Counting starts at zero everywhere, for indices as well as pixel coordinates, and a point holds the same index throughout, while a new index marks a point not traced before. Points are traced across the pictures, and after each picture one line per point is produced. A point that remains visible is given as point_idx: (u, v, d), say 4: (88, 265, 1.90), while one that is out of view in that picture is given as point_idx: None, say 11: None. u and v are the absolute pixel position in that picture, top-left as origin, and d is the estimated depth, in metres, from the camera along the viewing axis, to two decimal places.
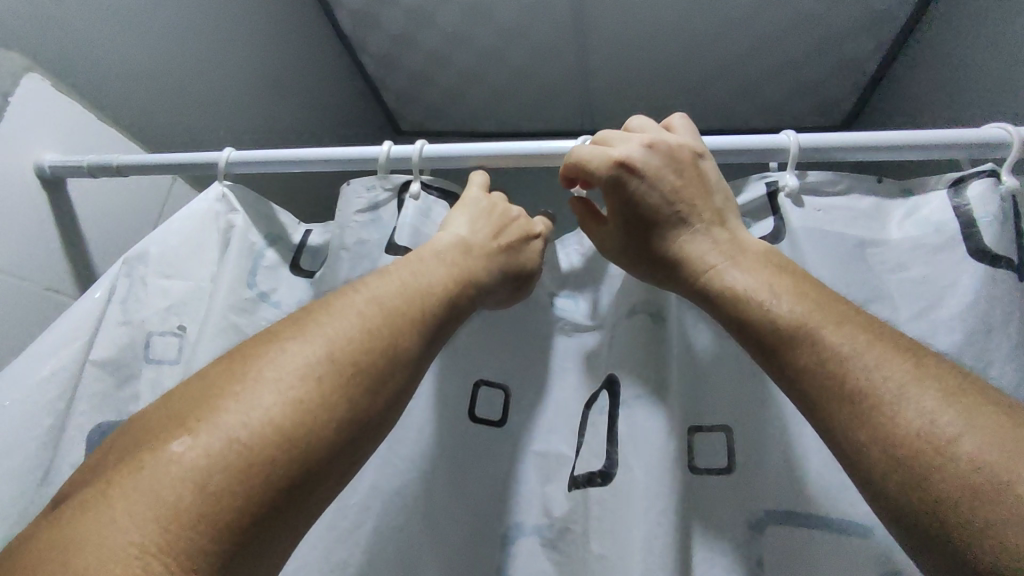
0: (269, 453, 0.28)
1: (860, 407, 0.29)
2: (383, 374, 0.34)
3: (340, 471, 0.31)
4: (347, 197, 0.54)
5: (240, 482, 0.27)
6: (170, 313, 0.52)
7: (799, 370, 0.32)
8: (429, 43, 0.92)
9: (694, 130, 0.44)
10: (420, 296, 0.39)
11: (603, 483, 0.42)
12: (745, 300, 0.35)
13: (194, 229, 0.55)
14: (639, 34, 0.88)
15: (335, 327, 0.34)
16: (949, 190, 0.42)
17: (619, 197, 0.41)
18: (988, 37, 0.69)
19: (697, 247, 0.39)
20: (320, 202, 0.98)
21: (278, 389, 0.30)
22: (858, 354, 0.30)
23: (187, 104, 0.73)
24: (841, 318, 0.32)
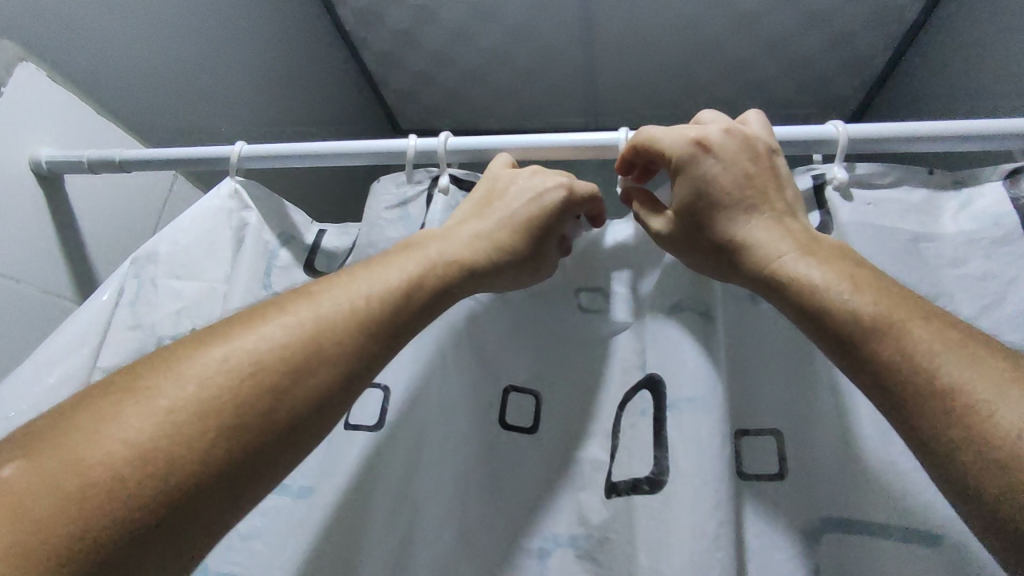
0: (116, 481, 0.26)
1: (954, 407, 0.27)
2: (313, 376, 0.32)
3: (219, 507, 0.28)
4: (378, 194, 0.54)
5: (121, 489, 0.26)
6: (182, 316, 0.50)
7: (881, 362, 0.29)
8: (433, 39, 0.90)
9: (767, 124, 0.43)
10: (375, 291, 0.37)
11: (652, 490, 0.38)
12: (821, 289, 0.33)
13: (205, 227, 0.53)
14: (646, 36, 0.86)
15: (243, 343, 0.32)
16: (1004, 182, 0.40)
17: (686, 179, 0.40)
18: (998, 36, 0.68)
19: (762, 235, 0.37)
20: (328, 201, 0.96)
21: (183, 392, 0.29)
22: (949, 351, 0.28)
23: (189, 98, 0.70)
24: (926, 315, 0.30)
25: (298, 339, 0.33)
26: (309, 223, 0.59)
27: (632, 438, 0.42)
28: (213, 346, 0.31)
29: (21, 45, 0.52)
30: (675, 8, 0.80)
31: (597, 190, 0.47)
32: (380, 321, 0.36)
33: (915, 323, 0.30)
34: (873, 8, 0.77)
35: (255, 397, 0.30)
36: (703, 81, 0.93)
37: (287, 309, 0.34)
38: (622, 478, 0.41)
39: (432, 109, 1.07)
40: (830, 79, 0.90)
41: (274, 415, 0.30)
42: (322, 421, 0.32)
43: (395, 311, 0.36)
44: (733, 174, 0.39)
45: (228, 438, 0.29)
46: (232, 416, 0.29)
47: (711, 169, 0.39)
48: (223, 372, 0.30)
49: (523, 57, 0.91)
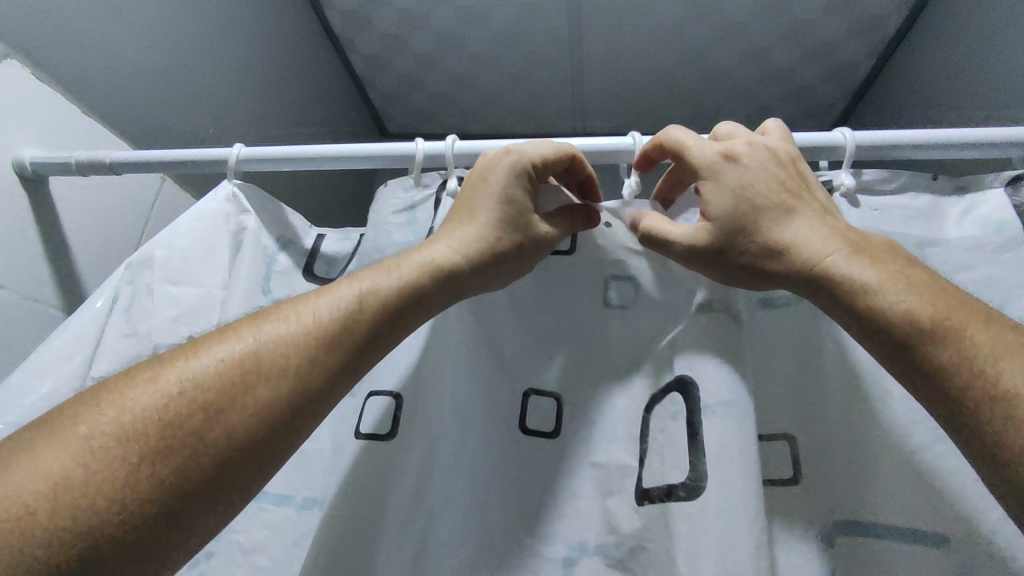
0: (51, 506, 0.27)
1: (1017, 413, 0.29)
2: (247, 398, 0.32)
3: (170, 528, 0.29)
4: (384, 198, 0.54)
5: (34, 516, 0.26)
6: (179, 322, 0.50)
7: (940, 367, 0.31)
8: (422, 44, 0.89)
9: (788, 133, 0.44)
10: (321, 311, 0.37)
11: (687, 497, 0.38)
12: (876, 296, 0.34)
13: (202, 231, 0.52)
14: (635, 43, 0.86)
15: (187, 369, 0.33)
16: (1007, 189, 0.42)
17: (719, 187, 0.40)
18: (976, 50, 0.70)
19: (803, 239, 0.38)
20: (324, 206, 0.94)
21: (109, 419, 0.30)
22: (1007, 357, 0.30)
23: (175, 99, 0.68)
24: (979, 320, 0.32)
25: (232, 363, 0.33)
26: (309, 227, 0.57)
27: (666, 444, 0.41)
28: (150, 374, 0.32)
29: (5, 41, 0.50)
30: (667, 18, 0.81)
31: (575, 152, 0.46)
32: (325, 339, 0.36)
33: (974, 328, 0.32)
34: (860, 20, 0.79)
35: (180, 421, 0.31)
36: (692, 88, 0.94)
37: (229, 335, 0.35)
38: (656, 485, 0.40)
39: (421, 113, 1.06)
40: (816, 87, 0.92)
41: (203, 438, 0.31)
42: (268, 446, 0.33)
43: (342, 328, 0.36)
44: (766, 178, 0.40)
45: (151, 462, 0.29)
46: (155, 442, 0.30)
47: (743, 175, 0.40)
48: (153, 399, 0.31)
49: (514, 63, 0.91)
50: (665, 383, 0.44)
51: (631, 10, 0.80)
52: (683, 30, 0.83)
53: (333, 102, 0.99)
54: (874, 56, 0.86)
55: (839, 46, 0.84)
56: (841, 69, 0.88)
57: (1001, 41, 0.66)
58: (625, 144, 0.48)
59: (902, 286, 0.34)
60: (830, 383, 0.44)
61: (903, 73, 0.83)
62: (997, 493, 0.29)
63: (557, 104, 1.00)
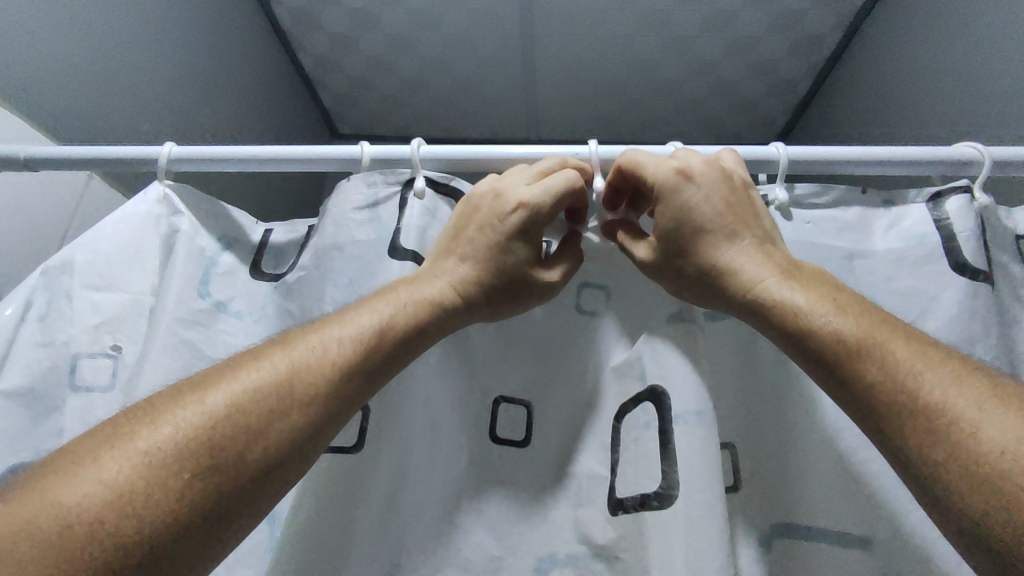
0: (118, 518, 0.28)
1: (936, 427, 0.30)
2: (285, 421, 0.34)
3: (222, 538, 0.31)
4: (344, 193, 0.51)
5: (101, 529, 0.28)
6: (102, 331, 0.47)
7: (865, 384, 0.32)
8: (374, 45, 0.87)
9: (740, 165, 0.45)
10: (345, 338, 0.38)
11: (660, 506, 0.38)
12: (804, 317, 0.35)
13: (129, 234, 0.50)
14: (588, 54, 0.87)
15: (231, 389, 0.34)
16: (928, 205, 0.44)
17: (671, 204, 0.42)
18: (904, 74, 0.74)
19: (745, 262, 0.40)
20: (272, 209, 0.91)
21: (162, 437, 0.31)
22: (927, 373, 0.31)
23: (106, 94, 0.64)
24: (908, 338, 0.33)
25: (271, 385, 0.34)
26: (254, 222, 0.55)
27: (638, 452, 0.41)
28: (193, 395, 0.33)
29: None
30: (618, 30, 0.82)
31: (580, 185, 0.45)
32: (350, 365, 0.37)
33: (895, 344, 0.33)
34: (799, 39, 0.82)
35: (227, 441, 0.32)
36: (643, 99, 0.96)
37: (264, 356, 0.36)
38: (630, 494, 0.40)
39: (372, 115, 1.04)
40: (759, 102, 0.95)
41: (247, 459, 0.32)
42: (300, 462, 0.34)
43: (364, 355, 0.38)
44: (712, 201, 0.41)
45: (200, 481, 0.30)
46: (206, 460, 0.31)
47: (688, 198, 0.42)
48: (199, 419, 0.32)
49: (468, 68, 0.91)
50: (636, 392, 0.43)
51: (583, 20, 0.81)
52: (634, 42, 0.84)
53: (281, 101, 0.96)
54: (812, 74, 0.89)
55: (781, 63, 0.87)
56: (782, 84, 0.92)
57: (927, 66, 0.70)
58: (584, 153, 0.49)
59: (830, 308, 0.35)
60: (770, 391, 0.45)
61: (841, 92, 0.87)
62: (918, 500, 0.30)
63: (511, 110, 1.00)
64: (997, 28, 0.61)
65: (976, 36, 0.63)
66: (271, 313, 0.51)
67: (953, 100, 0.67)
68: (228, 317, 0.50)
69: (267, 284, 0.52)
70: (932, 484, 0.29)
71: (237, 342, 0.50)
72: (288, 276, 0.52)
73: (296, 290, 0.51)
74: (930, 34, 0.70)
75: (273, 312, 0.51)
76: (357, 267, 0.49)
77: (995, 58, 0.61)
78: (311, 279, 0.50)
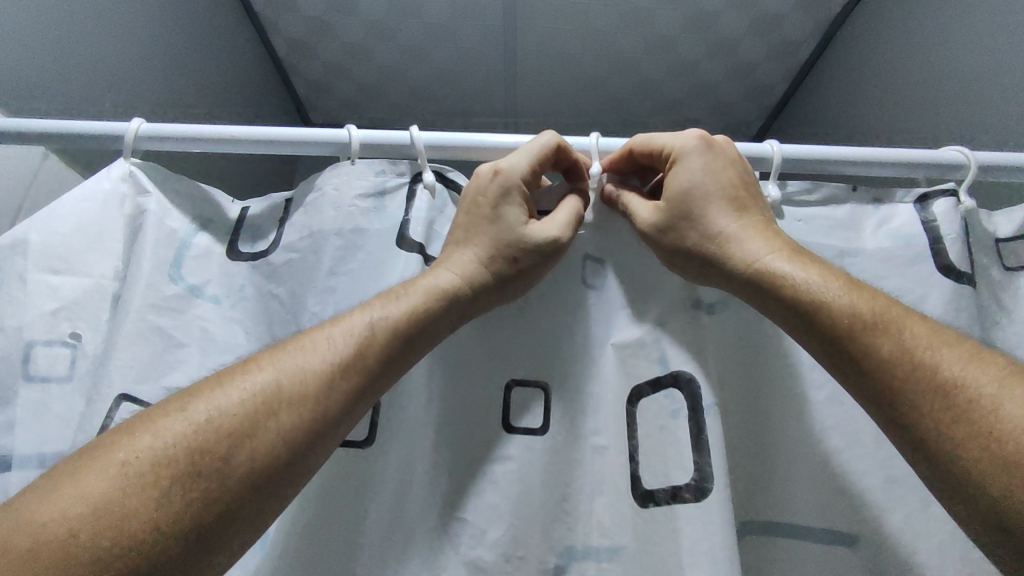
0: (94, 530, 0.29)
1: (958, 403, 0.32)
2: (270, 423, 0.34)
3: (207, 545, 0.31)
4: (348, 177, 0.49)
5: (75, 540, 0.29)
6: (60, 317, 0.44)
7: (881, 359, 0.34)
8: (351, 31, 0.84)
9: (736, 151, 0.45)
10: (336, 340, 0.38)
11: (696, 498, 0.39)
12: (815, 293, 0.37)
13: (91, 214, 0.46)
14: (570, 52, 0.86)
15: (214, 399, 0.35)
16: (915, 206, 0.45)
17: (685, 171, 0.43)
18: (878, 83, 0.76)
19: (749, 240, 0.41)
20: (243, 189, 0.87)
21: (144, 447, 0.32)
22: (944, 354, 0.33)
23: (63, 68, 0.59)
24: (922, 321, 0.35)
25: (256, 392, 0.35)
26: (232, 200, 0.52)
27: (662, 441, 0.41)
28: (180, 406, 0.34)
29: None
30: (602, 28, 0.82)
31: (558, 139, 0.46)
32: (341, 367, 0.37)
33: (912, 323, 0.35)
34: (778, 45, 0.83)
35: (209, 448, 0.33)
36: (623, 99, 0.95)
37: (252, 366, 0.37)
38: (659, 486, 0.40)
39: (347, 104, 1.01)
40: (737, 105, 0.96)
41: (229, 465, 0.33)
42: (294, 463, 0.35)
43: (356, 355, 0.38)
44: (716, 176, 0.43)
45: (180, 489, 0.31)
46: (187, 468, 0.32)
47: (694, 169, 0.43)
48: (179, 428, 0.33)
49: (447, 58, 0.89)
50: (655, 377, 0.43)
51: (565, 16, 0.80)
52: (616, 40, 0.84)
53: (251, 86, 0.91)
54: (789, 80, 0.91)
55: (759, 67, 0.88)
56: (759, 89, 0.93)
57: (902, 76, 0.72)
58: (585, 143, 0.49)
59: (841, 283, 0.37)
60: (760, 391, 0.45)
61: (817, 98, 0.88)
62: (927, 474, 0.33)
63: (491, 104, 0.98)
64: (975, 39, 0.62)
65: (953, 46, 0.64)
66: (251, 295, 0.49)
67: (926, 109, 0.68)
68: (204, 302, 0.48)
69: (246, 264, 0.50)
70: (948, 457, 0.31)
71: (213, 328, 0.48)
72: (273, 257, 0.49)
73: (278, 279, 0.49)
74: (905, 45, 0.71)
75: (252, 294, 0.49)
76: (352, 259, 0.48)
77: (974, 68, 0.62)
78: (306, 263, 0.48)
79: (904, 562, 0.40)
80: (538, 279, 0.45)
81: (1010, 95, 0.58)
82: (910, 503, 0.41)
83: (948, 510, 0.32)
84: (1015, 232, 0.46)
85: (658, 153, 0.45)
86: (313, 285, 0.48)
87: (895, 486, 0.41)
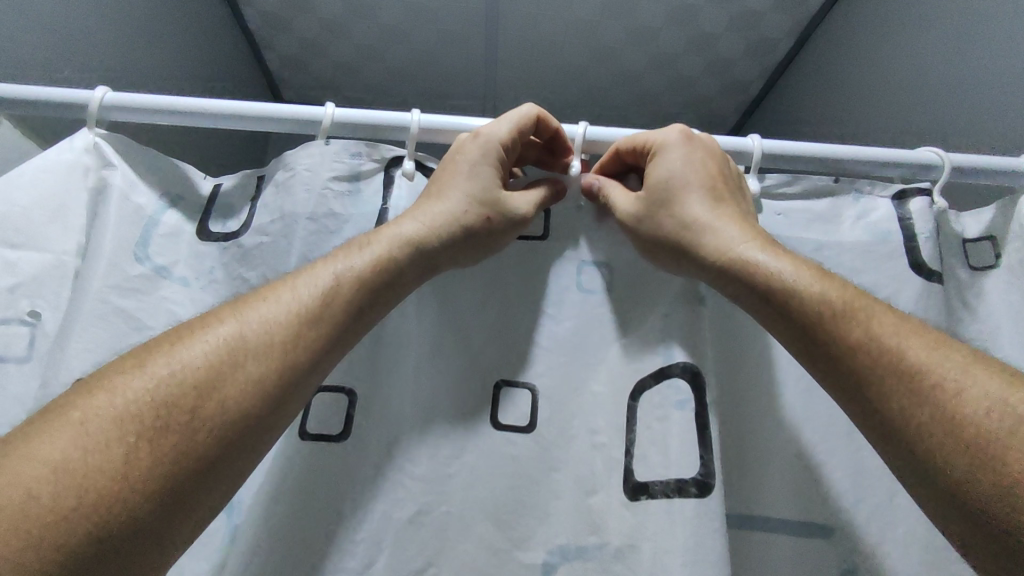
0: (55, 494, 0.27)
1: (921, 386, 0.33)
2: (238, 374, 0.33)
3: (185, 506, 0.30)
4: (322, 158, 0.47)
5: (36, 501, 0.26)
6: (17, 294, 0.42)
7: (850, 345, 0.35)
8: (326, 7, 0.81)
9: (716, 145, 0.46)
10: (301, 291, 0.37)
11: (700, 494, 0.38)
12: (790, 285, 0.37)
13: (51, 186, 0.44)
14: (551, 38, 0.85)
15: (177, 355, 0.33)
16: (893, 201, 0.47)
17: (665, 159, 0.44)
18: (853, 82, 0.77)
19: (724, 227, 0.42)
20: (210, 159, 0.84)
21: (102, 405, 0.30)
22: (904, 345, 0.34)
23: (21, 30, 0.56)
24: (891, 313, 0.36)
25: (218, 345, 0.34)
26: (203, 175, 0.50)
27: (664, 433, 0.41)
28: (135, 362, 0.32)
29: None
30: (587, 17, 0.81)
31: (539, 111, 0.47)
32: (307, 316, 0.36)
33: (876, 312, 0.36)
34: (758, 42, 0.84)
35: (174, 401, 0.31)
36: (603, 88, 0.95)
37: (211, 321, 0.35)
38: (659, 479, 0.40)
39: (319, 81, 0.98)
40: (713, 100, 0.96)
41: (198, 418, 0.31)
42: (265, 419, 0.34)
43: (323, 305, 0.37)
44: (695, 167, 0.43)
45: (148, 446, 0.30)
46: (152, 422, 0.30)
47: (671, 162, 0.44)
48: (142, 383, 0.31)
49: (426, 38, 0.87)
50: (659, 368, 0.43)
51: (549, 2, 0.78)
52: (599, 29, 0.83)
53: (220, 58, 0.87)
54: (766, 77, 0.91)
55: (737, 63, 0.88)
56: (736, 84, 0.93)
57: (877, 76, 0.73)
58: (573, 132, 0.49)
59: (810, 273, 0.38)
60: (744, 384, 0.46)
61: (791, 96, 0.89)
62: (894, 467, 0.33)
63: (469, 88, 0.97)
64: (949, 44, 0.63)
65: (928, 50, 0.65)
66: (220, 278, 0.47)
67: (898, 110, 0.70)
68: (172, 283, 0.46)
69: (216, 244, 0.48)
70: (914, 446, 0.32)
71: (182, 310, 0.46)
72: (244, 239, 0.48)
73: (252, 260, 0.47)
74: (884, 48, 0.72)
75: (222, 277, 0.47)
76: (331, 242, 0.47)
77: (947, 72, 0.63)
78: (277, 248, 0.47)
79: (866, 551, 0.42)
80: (509, 239, 0.46)
81: (979, 99, 0.60)
82: (871, 495, 0.42)
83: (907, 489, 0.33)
84: (981, 233, 0.46)
85: (641, 147, 0.46)
86: (285, 269, 0.46)
87: (857, 478, 0.43)
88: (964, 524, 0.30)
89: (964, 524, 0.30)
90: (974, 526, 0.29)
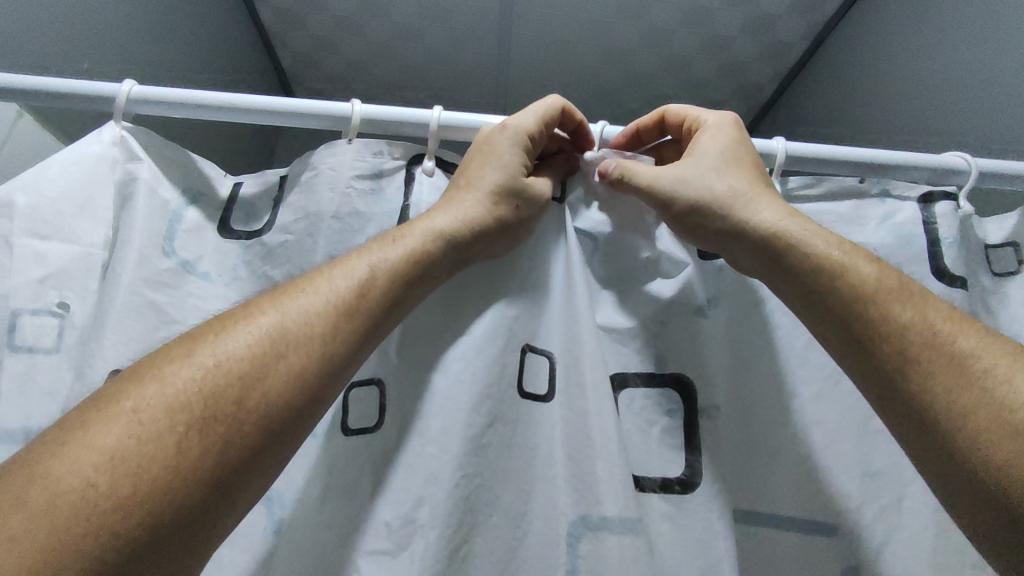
0: (111, 483, 0.27)
1: (969, 374, 0.32)
2: (282, 364, 0.33)
3: (233, 494, 0.30)
4: (347, 157, 0.47)
5: (94, 490, 0.27)
6: (46, 285, 0.42)
7: (902, 325, 0.35)
8: (339, 5, 0.82)
9: (745, 133, 0.47)
10: (337, 282, 0.37)
11: (683, 491, 0.42)
12: (841, 272, 0.37)
13: (80, 178, 0.44)
14: (566, 38, 0.85)
15: (222, 346, 0.33)
16: (919, 204, 0.47)
17: (718, 132, 0.46)
18: (865, 86, 0.77)
19: (765, 214, 0.41)
20: (222, 154, 0.84)
21: (152, 394, 0.30)
22: (952, 335, 0.34)
23: (42, 24, 0.56)
24: (939, 309, 0.36)
25: (261, 335, 0.34)
26: (223, 174, 0.50)
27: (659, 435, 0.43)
28: (182, 352, 0.33)
29: None
30: (602, 17, 0.80)
31: (566, 103, 0.48)
32: (347, 307, 0.36)
33: (926, 305, 0.36)
34: (772, 46, 0.84)
35: (221, 391, 0.31)
36: (615, 90, 0.94)
37: (253, 311, 0.36)
38: (648, 475, 0.42)
39: (331, 79, 0.98)
40: (724, 103, 0.96)
41: (244, 409, 0.31)
42: (306, 407, 0.34)
43: (360, 296, 0.37)
44: (737, 148, 0.45)
45: (195, 436, 0.30)
46: (200, 412, 0.30)
47: (720, 137, 0.45)
48: (190, 374, 0.31)
49: (439, 37, 0.87)
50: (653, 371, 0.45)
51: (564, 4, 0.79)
52: (613, 30, 0.83)
53: (235, 56, 0.88)
54: (778, 81, 0.92)
55: (749, 67, 0.88)
56: (748, 88, 0.93)
57: (891, 80, 0.73)
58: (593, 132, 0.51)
59: (864, 263, 0.38)
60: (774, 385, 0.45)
61: (803, 100, 0.89)
62: (916, 458, 0.33)
63: (481, 87, 0.97)
64: (962, 50, 0.63)
65: (940, 55, 0.66)
66: (244, 275, 0.48)
67: (910, 117, 0.70)
68: (196, 279, 0.46)
69: (239, 241, 0.48)
70: (948, 437, 0.31)
71: (206, 305, 0.46)
72: (268, 237, 0.48)
73: (276, 258, 0.47)
74: (897, 53, 0.72)
75: (245, 274, 0.48)
76: (355, 241, 0.47)
77: (958, 77, 0.63)
78: (302, 246, 0.47)
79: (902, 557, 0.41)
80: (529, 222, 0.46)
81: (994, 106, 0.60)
82: (899, 500, 0.42)
83: (929, 482, 0.32)
84: (1004, 239, 0.46)
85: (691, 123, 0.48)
86: (311, 266, 0.46)
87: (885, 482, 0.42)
88: (991, 517, 0.29)
89: (991, 517, 0.29)
90: (1002, 518, 0.29)
